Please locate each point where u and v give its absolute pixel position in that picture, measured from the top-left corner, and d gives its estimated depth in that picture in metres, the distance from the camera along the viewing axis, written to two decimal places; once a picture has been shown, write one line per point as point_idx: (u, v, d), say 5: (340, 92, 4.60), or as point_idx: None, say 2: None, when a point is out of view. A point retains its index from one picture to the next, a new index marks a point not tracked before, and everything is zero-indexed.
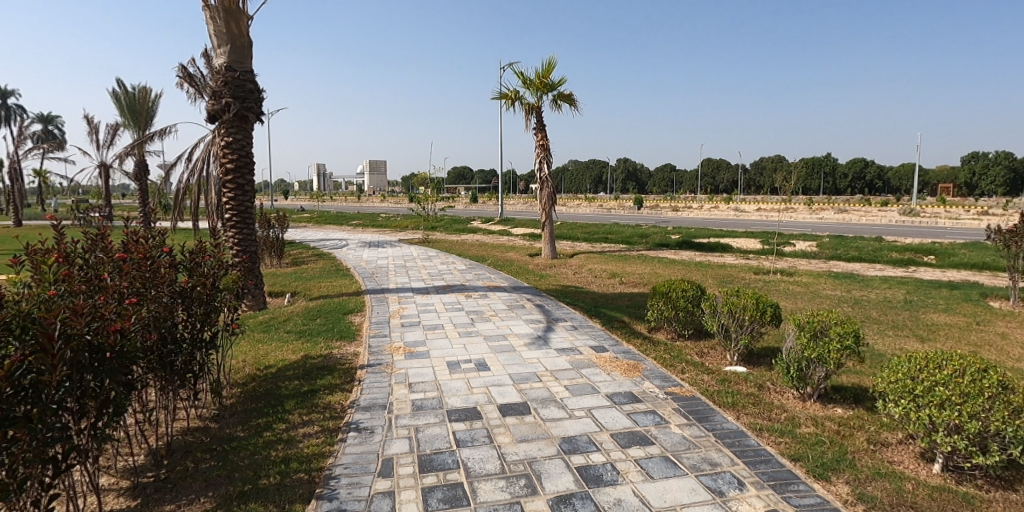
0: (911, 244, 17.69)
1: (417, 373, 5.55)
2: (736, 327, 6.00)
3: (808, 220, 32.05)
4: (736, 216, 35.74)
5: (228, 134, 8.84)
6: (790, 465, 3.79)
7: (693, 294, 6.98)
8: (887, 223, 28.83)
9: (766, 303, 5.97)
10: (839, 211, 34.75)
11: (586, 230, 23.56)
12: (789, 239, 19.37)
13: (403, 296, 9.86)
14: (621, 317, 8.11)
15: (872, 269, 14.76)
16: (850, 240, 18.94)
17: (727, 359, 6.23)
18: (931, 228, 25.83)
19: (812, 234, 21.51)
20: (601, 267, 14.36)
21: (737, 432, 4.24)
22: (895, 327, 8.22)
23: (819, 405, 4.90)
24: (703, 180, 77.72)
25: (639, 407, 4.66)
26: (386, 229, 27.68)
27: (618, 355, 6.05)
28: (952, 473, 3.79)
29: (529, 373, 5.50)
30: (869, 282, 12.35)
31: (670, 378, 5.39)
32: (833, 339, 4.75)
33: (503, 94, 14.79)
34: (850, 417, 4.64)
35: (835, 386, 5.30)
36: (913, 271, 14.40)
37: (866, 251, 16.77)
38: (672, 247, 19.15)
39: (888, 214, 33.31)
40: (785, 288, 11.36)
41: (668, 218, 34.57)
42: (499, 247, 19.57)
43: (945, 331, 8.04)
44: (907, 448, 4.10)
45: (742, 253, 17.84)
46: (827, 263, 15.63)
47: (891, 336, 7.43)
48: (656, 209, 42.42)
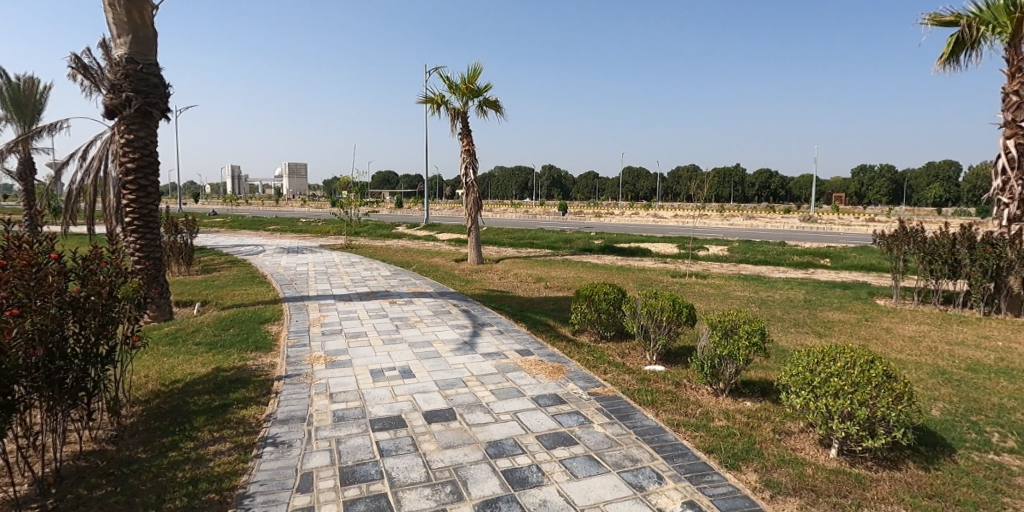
0: (809, 248, 19.18)
1: (339, 383, 5.37)
2: (654, 328, 6.23)
3: (720, 225, 34.05)
4: (655, 221, 37.28)
5: (129, 131, 8.21)
6: (705, 457, 3.98)
7: (615, 296, 7.20)
8: (788, 229, 31.23)
9: (681, 304, 6.25)
10: (746, 218, 37.29)
11: (511, 235, 23.75)
12: (702, 243, 20.46)
13: (325, 304, 9.53)
14: (546, 321, 8.22)
15: (776, 272, 15.85)
16: (756, 244, 20.26)
17: (646, 359, 6.46)
18: (826, 233, 28.23)
19: (723, 239, 22.77)
20: (526, 272, 14.54)
21: (656, 428, 4.40)
22: (796, 324, 8.86)
23: (729, 400, 5.18)
24: (624, 187, 80.46)
25: (563, 408, 4.73)
26: (306, 235, 26.66)
27: (542, 358, 6.13)
28: (846, 456, 4.11)
29: (455, 379, 5.46)
30: (773, 283, 13.26)
31: (593, 379, 5.52)
32: (741, 337, 5.05)
33: (427, 98, 14.71)
34: (757, 409, 4.94)
35: (745, 381, 5.62)
36: (812, 272, 15.63)
37: (771, 254, 17.98)
38: (595, 252, 19.71)
39: (789, 220, 36.06)
40: (699, 290, 11.98)
41: (591, 224, 35.59)
42: (424, 252, 19.31)
43: (839, 327, 8.77)
44: (806, 436, 4.42)
45: (660, 257, 18.64)
46: (736, 266, 16.64)
47: (793, 333, 7.99)
48: (579, 214, 43.51)
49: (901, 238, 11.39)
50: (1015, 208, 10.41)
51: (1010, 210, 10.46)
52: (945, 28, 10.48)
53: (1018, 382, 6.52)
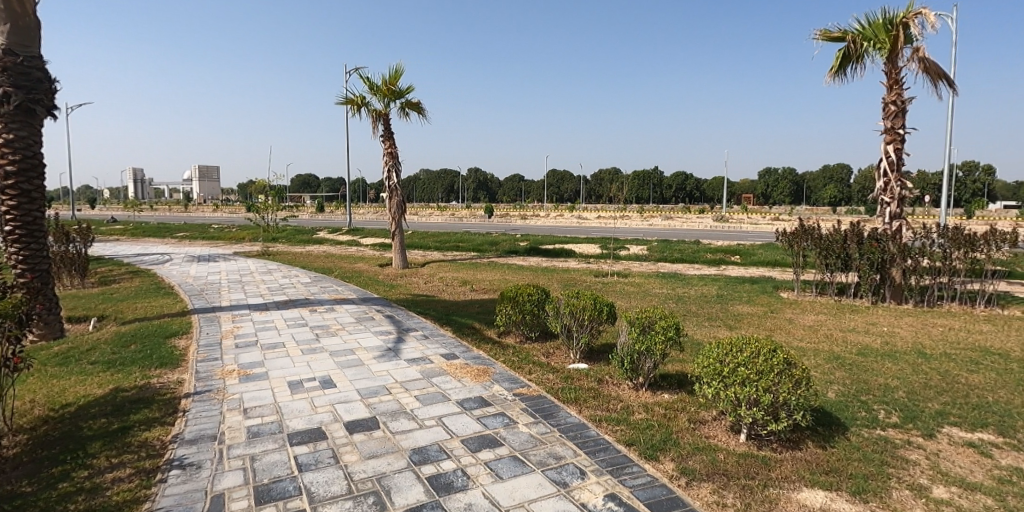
0: (720, 246, 20.33)
1: (253, 397, 5.12)
2: (577, 327, 6.37)
3: (640, 226, 35.44)
4: (579, 223, 38.24)
5: (8, 130, 7.44)
6: (625, 450, 4.11)
7: (538, 297, 7.30)
8: (703, 228, 32.98)
9: (601, 302, 6.42)
10: (664, 218, 39.04)
11: (437, 239, 23.57)
12: (623, 243, 21.19)
13: (238, 314, 9.04)
14: (471, 324, 8.21)
15: (691, 269, 16.67)
16: (673, 243, 21.23)
17: (570, 358, 6.59)
18: (735, 232, 30.06)
19: (642, 239, 23.68)
20: (452, 275, 14.47)
21: (579, 425, 4.50)
22: (709, 318, 9.36)
23: (648, 393, 5.38)
24: (549, 189, 81.84)
25: (488, 411, 4.74)
26: (218, 242, 25.22)
27: (468, 361, 6.12)
28: (754, 440, 4.38)
29: (378, 386, 5.34)
30: (689, 280, 13.94)
31: (517, 379, 5.57)
32: (657, 332, 5.25)
33: (347, 99, 14.32)
34: (674, 401, 5.17)
35: (663, 374, 5.86)
36: (723, 269, 16.57)
37: (686, 253, 18.88)
38: (521, 254, 19.93)
39: (702, 220, 38.08)
40: (621, 288, 12.40)
41: (517, 226, 35.97)
42: (346, 257, 18.79)
43: (748, 320, 9.35)
44: (718, 423, 4.67)
45: (583, 257, 19.12)
46: (655, 265, 17.35)
47: (706, 327, 8.42)
48: (505, 217, 43.86)
49: (801, 235, 12.29)
50: (895, 207, 11.52)
51: (892, 208, 11.56)
52: (834, 42, 11.42)
53: (900, 363, 7.22)
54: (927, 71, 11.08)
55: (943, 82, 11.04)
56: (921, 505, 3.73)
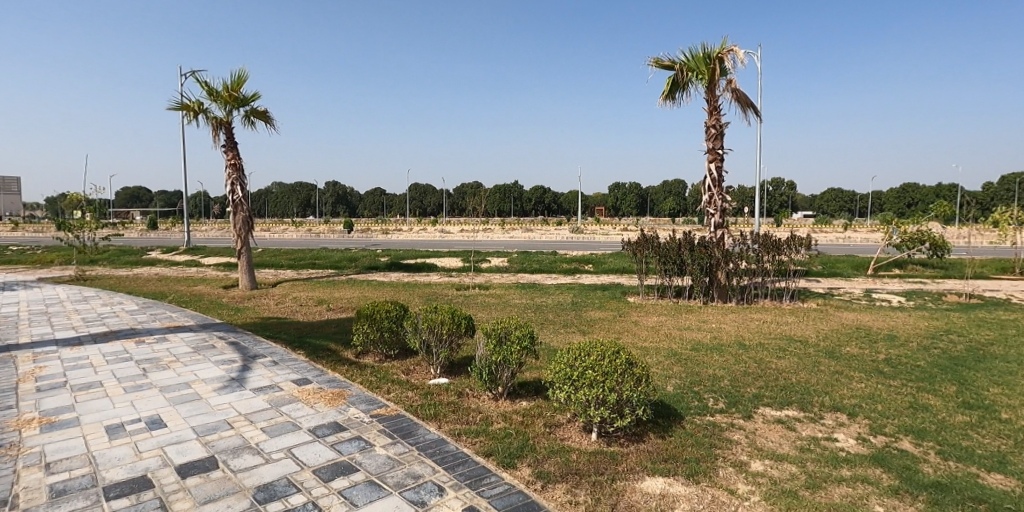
0: (575, 255, 21.53)
1: (59, 449, 4.40)
2: (436, 342, 6.35)
3: (502, 238, 36.42)
4: (443, 236, 38.38)
5: None
6: (484, 461, 4.17)
7: (396, 313, 7.17)
8: (560, 239, 34.76)
9: (459, 316, 6.47)
10: (524, 230, 40.51)
11: (290, 257, 22.19)
12: (485, 256, 21.60)
13: (41, 352, 7.73)
14: (327, 345, 7.82)
15: (548, 278, 17.41)
16: (532, 254, 22.08)
17: (431, 373, 6.54)
18: (589, 242, 32.06)
19: (503, 251, 24.33)
20: (306, 295, 13.70)
21: (439, 441, 4.48)
22: (565, 325, 9.86)
23: (507, 402, 5.52)
24: (411, 203, 81.01)
25: (343, 436, 4.54)
26: (17, 267, 21.44)
27: (322, 386, 5.82)
28: (603, 437, 4.67)
29: (218, 421, 4.87)
30: (546, 289, 14.57)
31: (375, 400, 5.40)
32: (513, 342, 5.40)
33: (182, 104, 13.01)
34: (531, 407, 5.35)
35: (520, 383, 6.04)
36: (577, 277, 17.56)
37: (544, 263, 19.71)
38: (381, 269, 19.45)
39: (560, 231, 40.12)
40: (483, 300, 12.62)
41: (378, 241, 35.03)
42: (184, 279, 16.97)
43: (599, 324, 10.00)
44: (572, 425, 4.91)
45: (446, 271, 19.16)
46: (515, 276, 17.90)
47: (561, 333, 8.84)
48: (366, 232, 42.64)
49: (642, 244, 13.42)
50: (718, 217, 12.98)
51: (715, 219, 13.01)
52: (665, 69, 12.70)
53: (726, 355, 8.16)
54: (738, 100, 12.75)
55: (750, 110, 12.77)
56: (741, 479, 4.24)
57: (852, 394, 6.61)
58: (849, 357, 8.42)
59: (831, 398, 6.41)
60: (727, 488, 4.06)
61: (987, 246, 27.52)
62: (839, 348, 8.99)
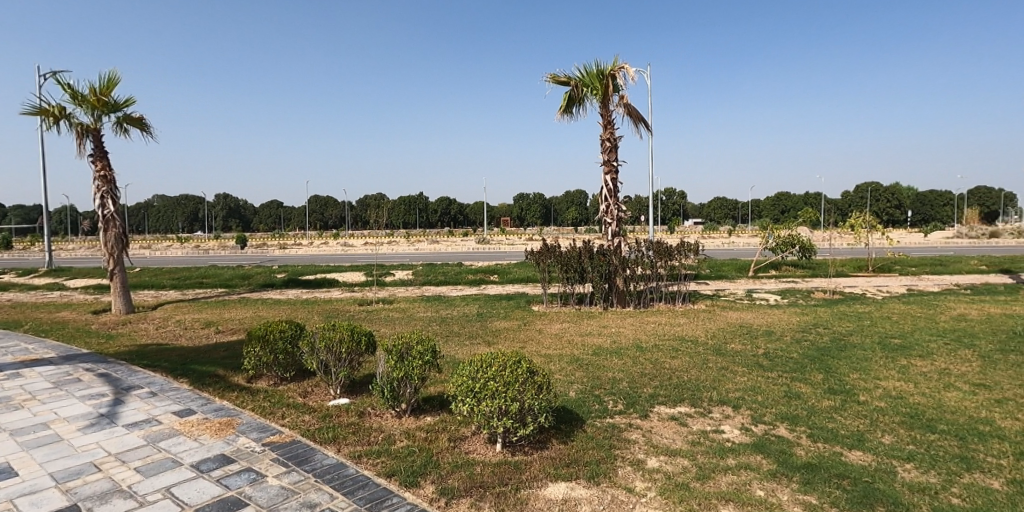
0: (480, 266, 21.63)
1: None
2: (334, 361, 6.10)
3: (407, 250, 35.81)
4: (345, 250, 37.12)
5: None
6: (385, 483, 4.05)
7: (291, 333, 6.81)
8: (466, 250, 34.79)
9: (359, 333, 6.27)
10: (430, 242, 40.17)
11: (174, 276, 20.47)
12: (388, 269, 21.13)
13: None
14: (215, 371, 7.28)
15: (454, 290, 17.34)
16: (437, 266, 21.90)
17: (330, 394, 6.27)
18: (494, 253, 32.35)
19: (408, 263, 23.94)
20: (192, 317, 12.69)
21: (337, 465, 4.30)
22: (470, 336, 9.86)
23: (411, 419, 5.41)
24: (310, 216, 77.69)
25: (231, 469, 4.23)
26: None
27: (207, 416, 5.39)
28: (508, 447, 4.71)
29: (82, 465, 4.36)
30: (452, 301, 14.50)
31: (268, 427, 5.09)
32: (415, 357, 5.31)
33: (39, 109, 11.65)
34: (435, 422, 5.28)
35: (424, 398, 5.95)
36: (483, 288, 17.63)
37: (449, 275, 19.61)
38: (277, 287, 18.44)
39: (466, 243, 40.16)
40: (386, 315, 12.32)
41: (275, 257, 33.19)
42: (44, 305, 15.11)
43: (504, 334, 10.10)
44: (476, 437, 4.90)
45: (348, 286, 18.52)
46: (420, 289, 17.66)
47: (466, 345, 8.81)
48: (261, 247, 40.31)
49: (545, 253, 13.72)
50: (615, 226, 13.56)
51: (612, 228, 13.59)
52: (562, 84, 13.14)
53: (625, 358, 8.52)
54: (630, 115, 13.45)
55: (641, 124, 13.51)
56: (639, 477, 4.43)
57: (736, 387, 7.14)
58: (734, 354, 9.09)
59: (718, 393, 6.89)
60: (626, 486, 4.23)
61: (847, 247, 30.88)
62: (725, 345, 9.68)
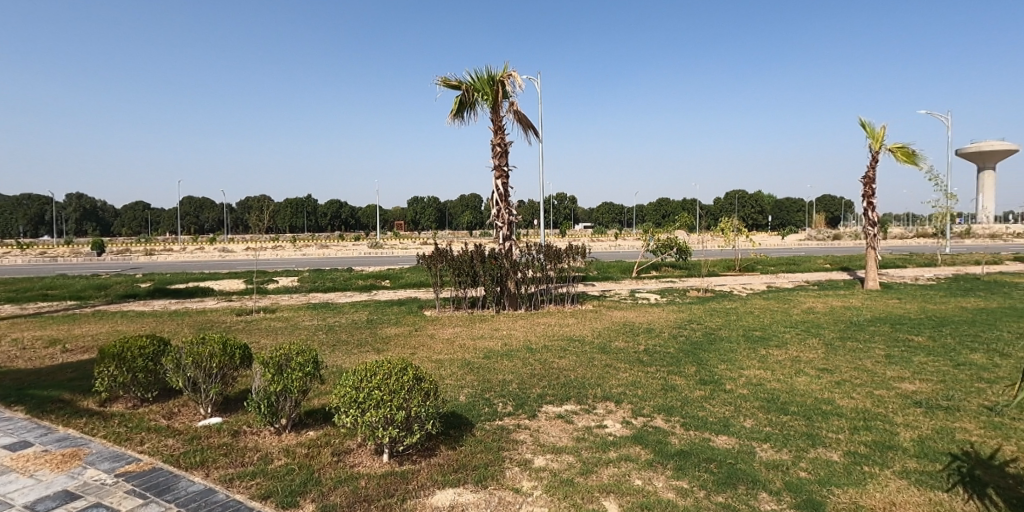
0: (371, 271, 21.04)
1: None
2: (204, 378, 5.62)
3: (294, 256, 34.01)
4: (224, 256, 34.53)
5: None
6: (260, 506, 3.81)
7: (153, 349, 6.18)
8: (358, 255, 33.71)
9: (233, 346, 5.83)
10: (320, 247, 38.48)
11: (11, 288, 17.86)
12: (271, 276, 19.92)
13: None
14: (60, 395, 6.45)
15: (343, 296, 16.72)
16: (324, 272, 20.99)
17: (199, 414, 5.77)
18: (387, 257, 31.65)
19: (294, 269, 22.74)
20: (34, 334, 11.15)
21: (204, 491, 3.97)
22: (359, 344, 9.54)
23: (291, 435, 5.13)
24: (183, 219, 71.42)
25: (75, 506, 3.76)
26: None
27: (47, 447, 4.76)
28: (395, 457, 4.61)
29: None
30: (340, 308, 13.96)
31: (123, 455, 4.59)
32: (294, 370, 5.03)
33: None
34: (318, 437, 5.04)
35: (307, 412, 5.67)
36: (374, 294, 17.16)
37: (338, 281, 18.88)
38: (142, 297, 16.72)
39: (358, 247, 38.89)
40: (268, 325, 11.60)
41: (140, 264, 30.12)
42: None
43: (395, 340, 9.87)
44: (362, 449, 4.75)
45: (225, 294, 17.22)
46: (306, 296, 16.83)
47: (354, 354, 8.51)
48: (124, 253, 36.40)
49: (436, 257, 13.57)
50: (506, 230, 13.75)
51: (503, 231, 13.77)
52: (452, 88, 13.14)
53: (515, 359, 8.66)
54: (519, 122, 13.74)
55: (530, 131, 13.85)
56: (526, 476, 4.52)
57: (619, 383, 7.52)
58: (617, 351, 9.57)
59: (603, 389, 7.22)
60: (513, 487, 4.29)
61: (718, 248, 33.73)
62: (610, 343, 10.16)
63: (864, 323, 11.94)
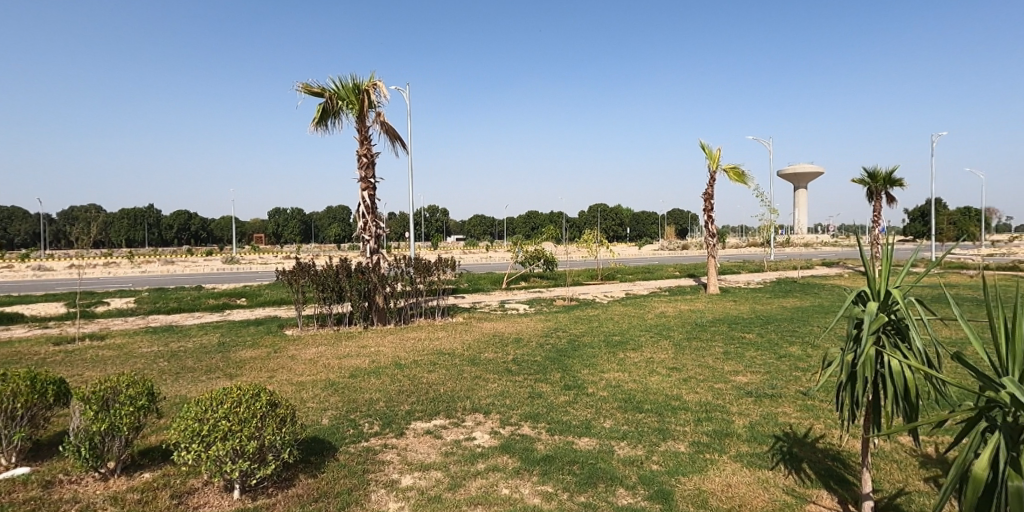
0: (224, 289, 19.33)
1: None
2: (4, 422, 4.77)
3: (132, 273, 30.28)
4: (40, 275, 29.79)
5: None
6: None
7: None
8: (210, 272, 30.88)
9: (44, 381, 5.03)
10: (164, 263, 34.64)
11: None
12: (100, 297, 17.50)
13: None
14: None
15: (189, 318, 15.14)
16: (167, 291, 18.89)
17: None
18: (245, 273, 29.38)
19: (130, 289, 20.21)
20: None
21: None
22: (208, 370, 8.69)
23: (122, 479, 4.54)
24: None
25: None
26: None
27: None
28: (247, 493, 4.26)
29: None
30: (186, 331, 12.61)
31: None
32: (123, 405, 4.45)
33: None
34: (156, 478, 4.51)
35: (141, 451, 5.05)
36: (227, 314, 15.75)
37: (184, 301, 17.08)
38: None
39: (211, 262, 35.61)
40: (94, 354, 10.14)
41: None
42: None
43: (250, 364, 9.11)
44: (208, 487, 4.33)
45: (39, 321, 14.80)
46: (144, 319, 15.00)
47: (201, 382, 7.72)
48: None
49: (298, 273, 12.61)
50: (373, 243, 13.35)
51: (371, 245, 13.36)
52: (313, 95, 12.54)
53: (383, 377, 8.41)
54: (386, 132, 13.48)
55: (398, 142, 13.65)
56: (393, 497, 4.40)
57: (488, 394, 7.61)
58: (487, 362, 9.68)
59: (472, 401, 7.26)
60: None
61: (581, 258, 35.67)
62: (480, 355, 10.25)
63: (706, 324, 13.27)
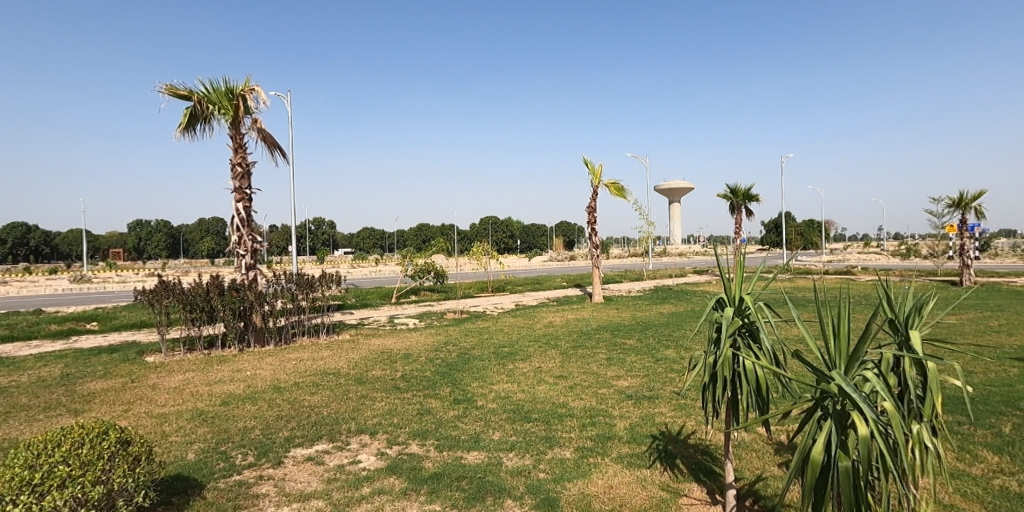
0: (70, 313, 17.08)
1: None
2: None
3: None
4: None
5: None
6: None
7: None
8: (53, 293, 27.17)
9: None
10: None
11: None
12: None
13: None
14: None
15: (24, 348, 13.15)
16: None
17: None
18: (97, 294, 26.19)
19: None
20: None
21: None
22: (46, 408, 7.60)
23: None
24: None
25: None
26: None
27: None
28: None
29: None
30: (19, 364, 10.93)
31: None
32: None
33: None
34: None
35: None
36: (73, 341, 13.90)
37: (17, 328, 14.83)
38: None
39: (56, 282, 31.38)
40: None
41: None
42: None
43: (100, 397, 8.10)
44: None
45: None
46: None
47: (38, 422, 6.73)
48: None
49: (161, 292, 11.40)
50: (249, 258, 12.54)
51: (246, 260, 12.54)
52: (179, 98, 11.54)
53: (260, 402, 7.85)
54: (264, 140, 12.73)
55: (276, 151, 12.94)
56: None
57: (374, 414, 7.37)
58: (374, 381, 9.38)
59: (357, 423, 6.98)
60: None
61: (472, 271, 35.81)
62: (366, 373, 9.90)
63: (591, 332, 13.83)
